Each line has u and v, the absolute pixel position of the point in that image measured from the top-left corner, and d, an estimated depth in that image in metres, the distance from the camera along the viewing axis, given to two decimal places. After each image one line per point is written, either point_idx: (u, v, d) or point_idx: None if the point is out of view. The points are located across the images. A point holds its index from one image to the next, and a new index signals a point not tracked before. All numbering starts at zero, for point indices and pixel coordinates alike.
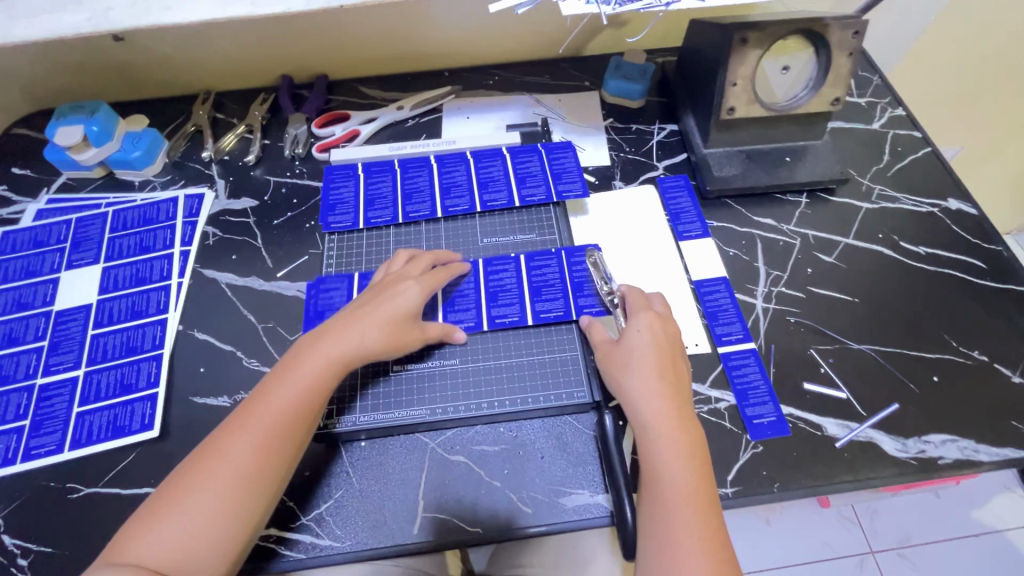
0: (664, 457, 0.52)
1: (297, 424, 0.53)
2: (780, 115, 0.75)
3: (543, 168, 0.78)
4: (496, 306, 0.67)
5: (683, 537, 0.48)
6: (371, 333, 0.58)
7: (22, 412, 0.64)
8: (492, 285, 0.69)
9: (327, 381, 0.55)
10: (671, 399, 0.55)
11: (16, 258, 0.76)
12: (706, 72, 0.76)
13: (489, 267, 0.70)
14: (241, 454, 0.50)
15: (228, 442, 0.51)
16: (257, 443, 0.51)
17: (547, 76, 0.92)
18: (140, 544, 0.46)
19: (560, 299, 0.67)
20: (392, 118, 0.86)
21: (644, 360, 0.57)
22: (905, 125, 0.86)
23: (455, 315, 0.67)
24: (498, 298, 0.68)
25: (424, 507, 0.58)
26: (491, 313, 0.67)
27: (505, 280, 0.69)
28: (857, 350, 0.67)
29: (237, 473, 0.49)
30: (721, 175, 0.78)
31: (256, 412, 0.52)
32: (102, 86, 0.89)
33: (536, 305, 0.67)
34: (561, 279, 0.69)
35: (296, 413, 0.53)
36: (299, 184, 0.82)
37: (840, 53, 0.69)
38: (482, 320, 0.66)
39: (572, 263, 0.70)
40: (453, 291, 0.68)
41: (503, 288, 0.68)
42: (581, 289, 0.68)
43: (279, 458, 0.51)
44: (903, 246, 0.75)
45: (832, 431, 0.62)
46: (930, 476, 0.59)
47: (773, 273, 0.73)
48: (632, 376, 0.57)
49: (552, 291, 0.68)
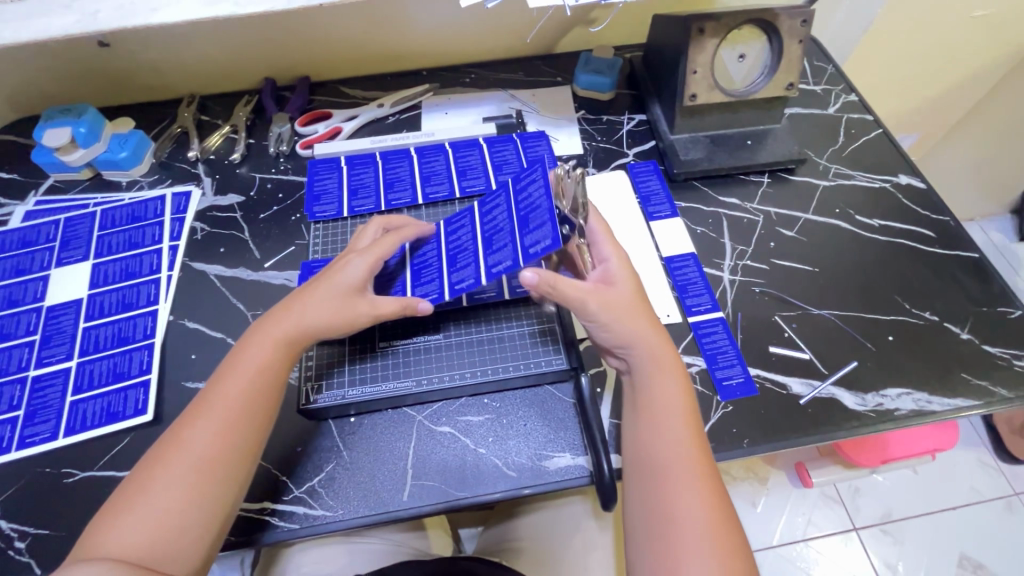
0: (665, 398, 0.57)
1: (254, 406, 0.55)
2: (740, 100, 0.80)
3: (518, 156, 0.82)
4: (455, 271, 0.65)
5: (684, 468, 0.53)
6: (314, 309, 0.60)
7: (16, 403, 0.66)
8: (451, 249, 0.67)
9: (278, 362, 0.58)
10: (666, 346, 0.60)
11: (5, 257, 0.77)
12: (669, 63, 0.81)
13: (447, 230, 0.69)
14: (202, 440, 0.52)
15: (185, 433, 0.52)
16: (217, 428, 0.53)
17: (521, 73, 0.97)
18: (109, 539, 0.47)
19: (508, 245, 0.61)
20: (373, 115, 0.90)
21: (637, 305, 0.60)
22: (858, 109, 0.92)
23: (422, 288, 0.66)
24: (457, 259, 0.66)
25: (414, 475, 0.60)
26: (450, 279, 0.64)
27: (462, 239, 0.67)
28: (818, 315, 0.71)
29: (202, 458, 0.51)
30: (687, 158, 0.82)
31: (211, 400, 0.54)
32: (87, 90, 0.91)
33: (488, 259, 0.62)
34: (508, 218, 0.63)
35: (252, 394, 0.55)
36: (284, 180, 0.85)
37: (791, 40, 0.75)
38: (444, 289, 0.64)
39: (517, 193, 0.64)
40: (419, 263, 0.68)
41: (461, 248, 0.66)
42: (526, 223, 0.60)
43: (240, 441, 0.54)
44: (858, 220, 0.79)
45: (796, 389, 0.65)
46: (889, 427, 0.63)
47: (738, 248, 0.77)
48: (632, 317, 0.59)
49: (501, 236, 0.63)
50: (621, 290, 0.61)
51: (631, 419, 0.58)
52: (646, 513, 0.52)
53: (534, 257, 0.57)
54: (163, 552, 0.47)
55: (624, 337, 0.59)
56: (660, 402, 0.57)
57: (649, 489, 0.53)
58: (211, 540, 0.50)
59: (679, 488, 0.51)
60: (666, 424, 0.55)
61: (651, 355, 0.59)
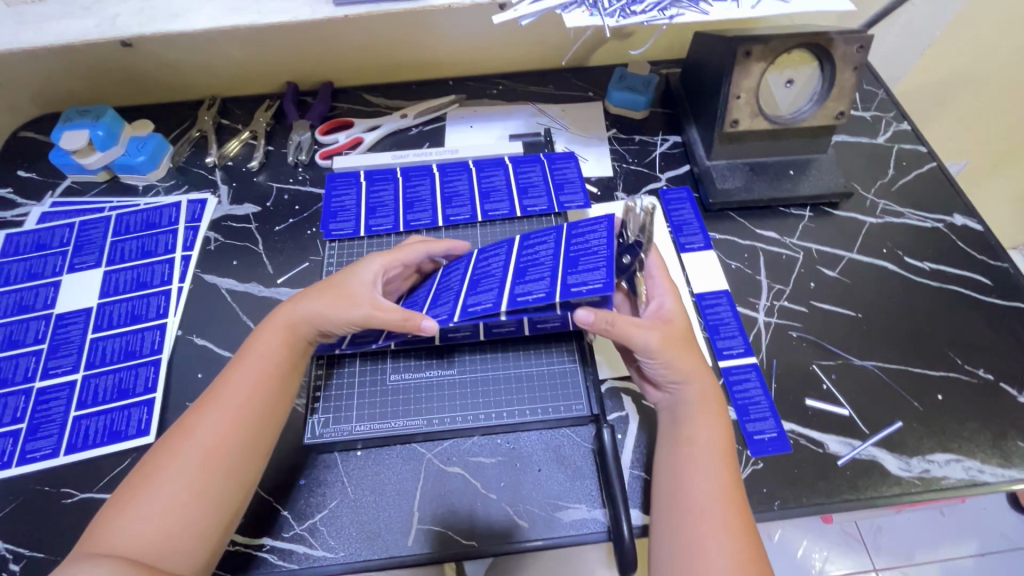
0: (704, 432, 0.54)
1: (261, 399, 0.53)
2: (785, 128, 0.75)
3: (545, 178, 0.78)
4: (473, 294, 0.58)
5: (717, 509, 0.49)
6: (322, 297, 0.59)
7: (20, 415, 0.64)
8: (477, 274, 0.61)
9: (286, 349, 0.57)
10: (709, 381, 0.57)
11: (18, 260, 0.76)
12: (710, 84, 0.76)
13: (480, 258, 0.63)
14: (209, 430, 0.50)
15: (194, 422, 0.51)
16: (225, 419, 0.51)
17: (551, 86, 0.93)
18: (114, 531, 0.45)
19: (546, 278, 0.55)
20: (395, 126, 0.87)
21: (678, 335, 0.58)
22: (910, 139, 0.86)
23: (435, 309, 0.60)
24: (480, 285, 0.59)
25: (420, 519, 0.57)
26: (466, 301, 0.57)
27: (492, 267, 0.61)
28: (860, 367, 0.66)
29: (209, 450, 0.50)
30: (724, 188, 0.77)
31: (220, 389, 0.53)
32: (108, 89, 0.90)
33: (517, 289, 0.56)
34: (554, 257, 0.57)
35: (261, 385, 0.54)
36: (301, 191, 0.82)
37: (845, 67, 0.69)
38: (456, 311, 0.57)
39: (571, 234, 0.58)
40: (442, 287, 0.63)
41: (488, 275, 0.60)
42: (574, 264, 0.55)
43: (247, 435, 0.52)
44: (907, 262, 0.74)
45: (834, 448, 0.61)
46: (935, 497, 0.58)
47: (775, 287, 0.72)
48: (685, 350, 0.57)
49: (539, 271, 0.57)
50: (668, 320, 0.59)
51: (667, 452, 0.54)
52: (674, 550, 0.48)
53: (575, 296, 0.52)
54: (165, 546, 0.46)
55: (677, 369, 0.56)
56: (700, 436, 0.54)
57: (677, 526, 0.49)
58: (214, 538, 0.48)
59: (710, 528, 0.48)
60: (704, 463, 0.52)
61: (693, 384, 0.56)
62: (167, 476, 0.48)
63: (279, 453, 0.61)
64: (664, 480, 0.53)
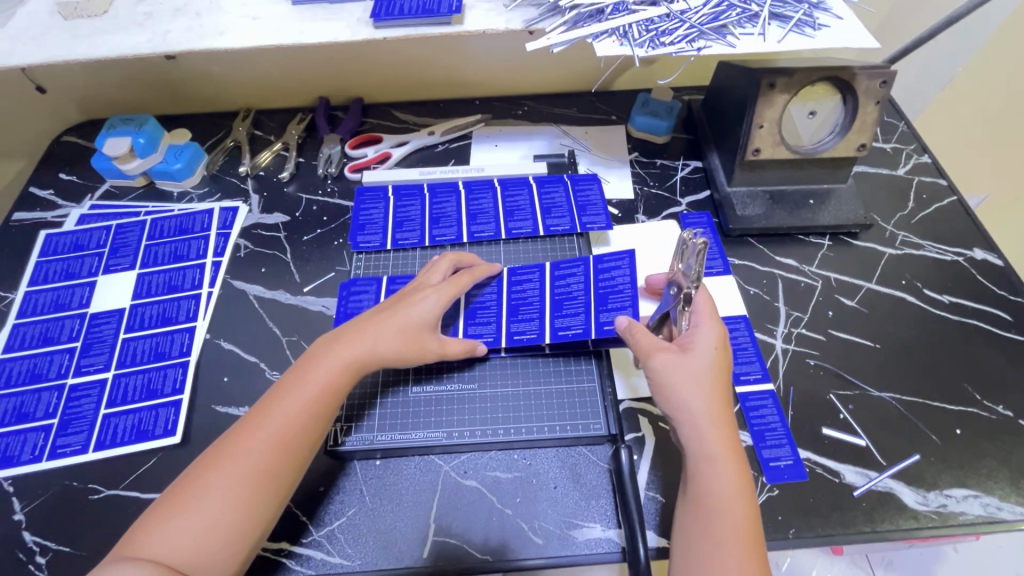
0: (719, 484, 0.51)
1: (308, 426, 0.54)
2: (806, 158, 0.76)
3: (568, 199, 0.79)
4: (515, 321, 0.68)
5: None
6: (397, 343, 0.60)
7: (52, 410, 0.66)
8: (513, 299, 0.70)
9: (344, 380, 0.57)
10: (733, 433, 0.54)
11: (57, 260, 0.79)
12: (734, 113, 0.77)
13: (512, 279, 0.72)
14: (257, 452, 0.51)
15: (242, 442, 0.51)
16: (272, 443, 0.52)
17: (575, 109, 0.95)
18: (155, 536, 0.47)
19: (581, 313, 0.67)
20: (423, 143, 0.89)
21: (709, 374, 0.56)
22: (930, 172, 0.86)
23: (476, 327, 0.68)
24: (519, 310, 0.69)
25: (436, 531, 0.58)
26: (510, 328, 0.68)
27: (527, 292, 0.70)
28: (878, 398, 0.66)
29: (253, 468, 0.51)
30: (744, 214, 0.78)
31: (272, 411, 0.53)
32: (150, 99, 0.93)
33: (557, 321, 0.68)
34: (584, 292, 0.69)
35: (312, 413, 0.54)
36: (330, 203, 0.84)
37: (868, 101, 0.70)
38: (501, 335, 0.67)
39: (601, 270, 0.70)
40: (476, 301, 0.70)
41: (525, 301, 0.70)
42: (605, 301, 0.68)
43: (292, 455, 0.53)
44: (926, 294, 0.74)
45: (850, 478, 0.61)
46: (952, 533, 0.58)
47: (793, 314, 0.73)
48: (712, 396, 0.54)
49: (573, 304, 0.69)
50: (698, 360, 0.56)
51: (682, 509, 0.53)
52: None
53: (610, 335, 0.65)
54: (201, 562, 0.47)
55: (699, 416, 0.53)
56: (709, 493, 0.51)
57: None
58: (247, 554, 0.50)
59: None
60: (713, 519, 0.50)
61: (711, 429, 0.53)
62: (210, 490, 0.49)
63: None
64: (679, 536, 0.51)
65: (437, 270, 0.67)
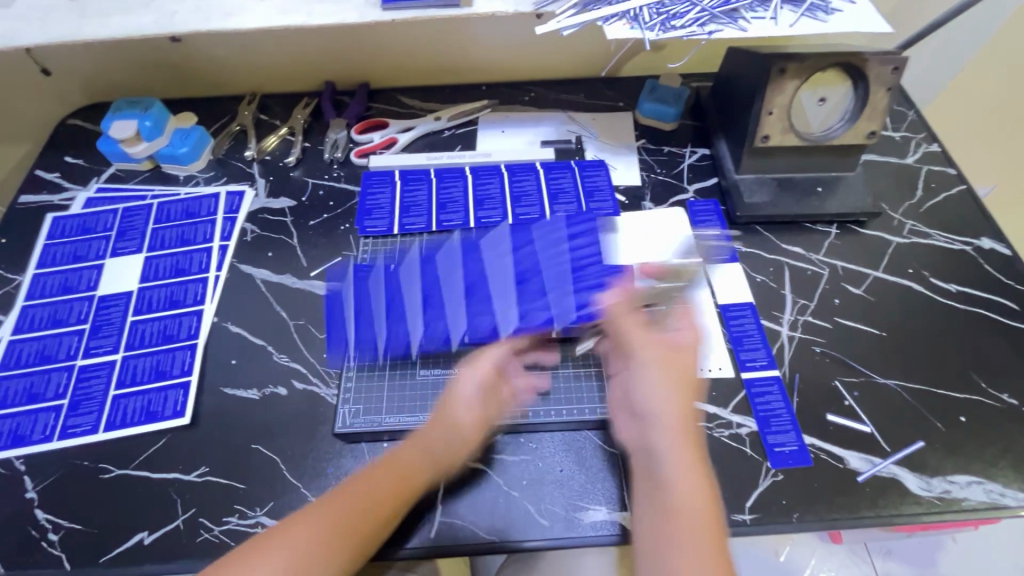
0: (686, 481, 0.50)
1: (368, 512, 0.52)
2: (815, 145, 0.76)
3: (575, 184, 0.80)
4: (523, 299, 0.65)
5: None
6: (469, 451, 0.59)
7: (62, 391, 0.67)
8: (518, 268, 0.67)
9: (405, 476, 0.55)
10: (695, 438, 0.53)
11: (64, 243, 0.79)
12: (742, 100, 0.77)
13: (516, 242, 0.69)
14: (313, 531, 0.49)
15: (299, 524, 0.50)
16: (328, 522, 0.50)
17: (582, 95, 0.94)
18: None
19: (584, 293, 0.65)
20: (429, 128, 0.89)
21: (685, 373, 0.56)
22: (939, 161, 0.86)
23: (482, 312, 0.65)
24: (510, 272, 0.67)
25: (442, 511, 0.59)
26: (518, 305, 0.65)
27: (532, 261, 0.68)
28: (883, 385, 0.66)
29: (343, 516, 0.51)
30: (751, 202, 0.78)
31: (342, 491, 0.53)
32: (155, 82, 0.93)
33: (549, 298, 0.65)
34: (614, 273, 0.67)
35: (378, 498, 0.53)
36: (336, 187, 0.84)
37: (879, 88, 0.70)
38: (500, 316, 0.65)
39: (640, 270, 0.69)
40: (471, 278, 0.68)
41: (520, 266, 0.67)
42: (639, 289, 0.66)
43: (384, 506, 0.53)
44: (933, 283, 0.74)
45: (854, 464, 0.61)
46: (955, 518, 0.58)
47: (799, 302, 0.73)
48: (673, 396, 0.54)
49: (579, 278, 0.66)
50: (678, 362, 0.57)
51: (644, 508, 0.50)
52: None
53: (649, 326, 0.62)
54: None
55: (658, 414, 0.53)
56: (682, 494, 0.49)
57: None
58: None
59: None
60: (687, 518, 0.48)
61: (682, 425, 0.53)
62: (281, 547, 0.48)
63: (311, 443, 0.63)
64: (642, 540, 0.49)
65: (466, 380, 0.60)
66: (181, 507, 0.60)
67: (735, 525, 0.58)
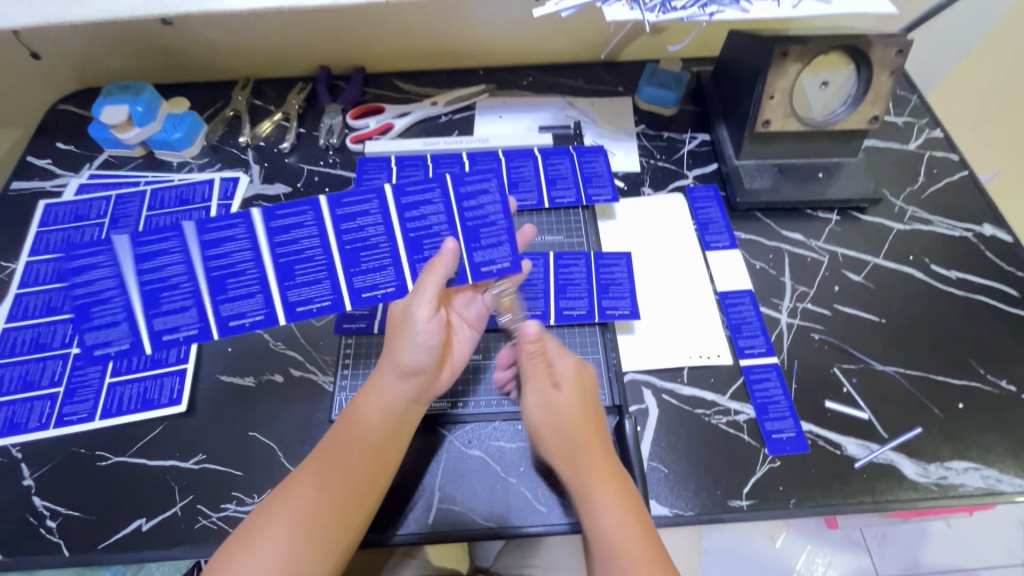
0: (607, 516, 0.51)
1: (365, 461, 0.53)
2: (817, 130, 0.74)
3: (574, 170, 0.78)
4: (478, 248, 0.61)
5: None
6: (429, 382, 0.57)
7: (57, 379, 0.66)
8: (469, 220, 0.61)
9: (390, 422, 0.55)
10: (605, 468, 0.53)
11: (57, 230, 0.78)
12: (743, 85, 0.75)
13: (462, 193, 0.61)
14: (315, 493, 0.50)
15: (298, 487, 0.50)
16: (326, 481, 0.50)
17: (581, 79, 0.93)
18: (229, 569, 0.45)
19: (503, 243, 0.61)
20: (426, 113, 0.88)
21: (577, 410, 0.55)
22: (942, 147, 0.85)
23: (483, 253, 0.61)
24: (422, 245, 0.61)
25: (440, 497, 0.59)
26: (474, 257, 0.60)
27: (486, 209, 0.61)
28: (881, 372, 0.66)
29: (340, 471, 0.51)
30: (752, 187, 0.77)
31: (335, 449, 0.53)
32: (147, 67, 0.91)
33: (475, 255, 0.61)
34: (586, 279, 0.69)
35: (372, 449, 0.54)
36: (332, 173, 0.83)
37: (882, 71, 0.69)
38: (466, 269, 0.60)
39: (600, 264, 0.70)
40: (421, 229, 0.61)
41: (429, 232, 0.61)
42: (605, 290, 0.69)
43: (378, 452, 0.54)
44: (933, 270, 0.74)
45: (852, 451, 0.61)
46: (952, 503, 0.58)
47: (799, 289, 0.72)
48: (571, 433, 0.54)
49: (492, 231, 0.61)
50: (565, 403, 0.55)
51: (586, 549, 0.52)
52: None
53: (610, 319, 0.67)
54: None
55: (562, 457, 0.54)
56: (604, 529, 0.50)
57: None
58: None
59: None
60: (612, 555, 0.48)
61: (580, 465, 0.53)
62: (288, 511, 0.48)
63: (308, 430, 0.63)
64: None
65: (425, 302, 0.55)
66: (178, 494, 0.60)
67: (733, 511, 0.58)
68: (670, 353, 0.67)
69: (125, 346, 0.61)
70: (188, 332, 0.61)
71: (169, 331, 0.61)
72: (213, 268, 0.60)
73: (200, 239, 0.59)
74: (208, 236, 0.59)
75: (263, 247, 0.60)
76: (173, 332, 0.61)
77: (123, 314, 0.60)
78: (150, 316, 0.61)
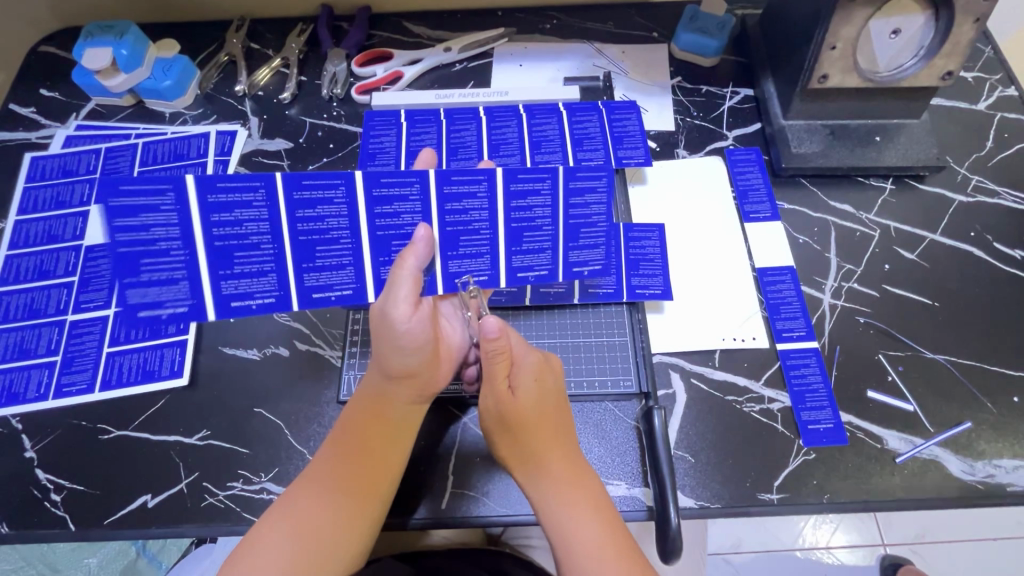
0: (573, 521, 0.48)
1: (365, 459, 0.50)
2: (880, 87, 0.66)
3: (602, 129, 0.71)
4: (575, 248, 0.55)
5: None
6: (425, 380, 0.53)
7: (54, 347, 0.63)
8: (574, 218, 0.54)
9: (386, 419, 0.52)
10: (573, 474, 0.51)
11: (45, 186, 0.73)
12: (800, 31, 0.66)
13: (570, 189, 0.53)
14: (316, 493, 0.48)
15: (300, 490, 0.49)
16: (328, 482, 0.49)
17: (611, 23, 0.83)
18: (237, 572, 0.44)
19: (600, 246, 0.55)
20: (438, 60, 0.79)
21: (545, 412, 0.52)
22: (1015, 107, 0.76)
23: (579, 254, 0.55)
24: (523, 238, 0.54)
25: (453, 482, 0.56)
26: (568, 258, 0.55)
27: (590, 211, 0.54)
28: (930, 360, 0.61)
29: (341, 469, 0.50)
30: (799, 152, 0.70)
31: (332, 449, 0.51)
32: (132, 4, 0.83)
33: (569, 254, 0.55)
34: (615, 254, 0.64)
35: (371, 445, 0.51)
36: (336, 127, 0.76)
37: (965, 19, 0.59)
38: (557, 268, 0.56)
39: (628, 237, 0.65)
40: (523, 222, 0.53)
41: (532, 226, 0.54)
42: (636, 266, 0.63)
43: (379, 448, 0.51)
44: (996, 248, 0.67)
45: (893, 444, 0.57)
46: (997, 504, 0.55)
47: (845, 267, 0.66)
48: (539, 435, 0.51)
49: (592, 232, 0.55)
50: (525, 405, 0.51)
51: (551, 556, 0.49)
52: None
53: (639, 299, 0.62)
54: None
55: (528, 459, 0.51)
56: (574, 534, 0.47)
57: None
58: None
59: None
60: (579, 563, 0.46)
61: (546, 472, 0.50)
62: (293, 516, 0.47)
63: (314, 409, 0.60)
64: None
65: (402, 299, 0.49)
66: (184, 471, 0.58)
67: (762, 504, 0.55)
68: (701, 334, 0.62)
69: (181, 311, 0.50)
70: (263, 300, 0.52)
71: (241, 296, 0.51)
72: (301, 232, 0.50)
73: (290, 196, 0.49)
74: (302, 195, 0.49)
75: (365, 215, 0.51)
76: (244, 297, 0.52)
77: (186, 271, 0.49)
78: (217, 276, 0.50)
